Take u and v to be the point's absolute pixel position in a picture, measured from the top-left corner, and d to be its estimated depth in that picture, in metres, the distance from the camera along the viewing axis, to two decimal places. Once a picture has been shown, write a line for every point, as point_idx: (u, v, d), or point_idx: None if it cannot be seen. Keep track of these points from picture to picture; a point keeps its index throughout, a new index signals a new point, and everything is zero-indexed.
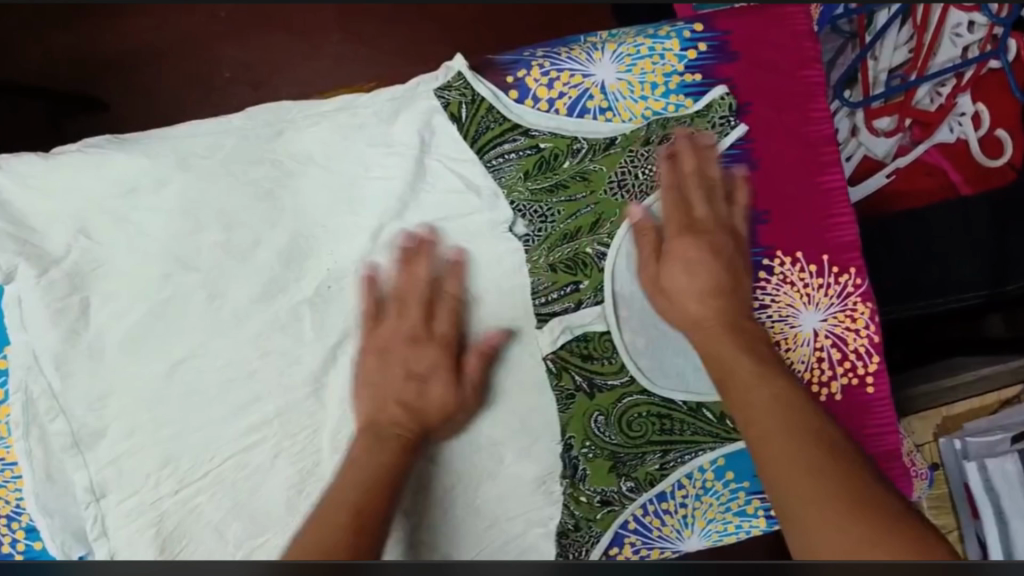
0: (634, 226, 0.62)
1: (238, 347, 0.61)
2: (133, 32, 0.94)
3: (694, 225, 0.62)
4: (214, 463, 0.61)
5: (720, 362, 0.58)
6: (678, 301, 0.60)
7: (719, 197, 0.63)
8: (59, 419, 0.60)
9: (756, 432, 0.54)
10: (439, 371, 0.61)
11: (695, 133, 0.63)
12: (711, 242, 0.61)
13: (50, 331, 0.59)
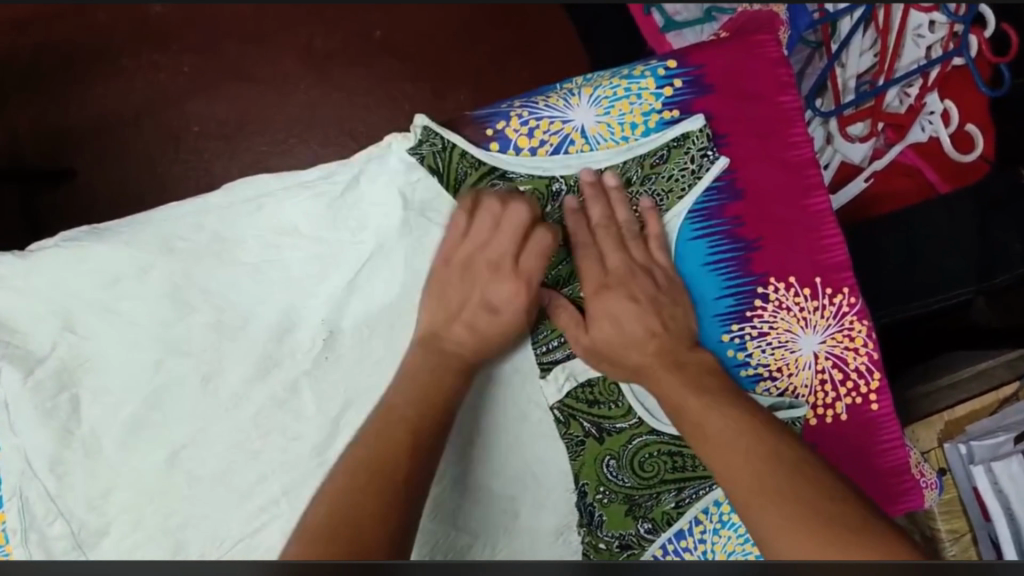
0: (550, 305, 0.62)
1: (238, 428, 0.60)
2: (95, 98, 0.91)
3: (608, 280, 0.63)
4: (223, 550, 0.60)
5: (669, 396, 0.60)
6: (620, 360, 0.62)
7: (629, 238, 0.64)
8: (58, 521, 0.58)
9: (720, 461, 0.56)
10: (511, 304, 0.61)
11: (600, 174, 0.63)
12: (630, 291, 0.62)
13: (43, 433, 0.58)
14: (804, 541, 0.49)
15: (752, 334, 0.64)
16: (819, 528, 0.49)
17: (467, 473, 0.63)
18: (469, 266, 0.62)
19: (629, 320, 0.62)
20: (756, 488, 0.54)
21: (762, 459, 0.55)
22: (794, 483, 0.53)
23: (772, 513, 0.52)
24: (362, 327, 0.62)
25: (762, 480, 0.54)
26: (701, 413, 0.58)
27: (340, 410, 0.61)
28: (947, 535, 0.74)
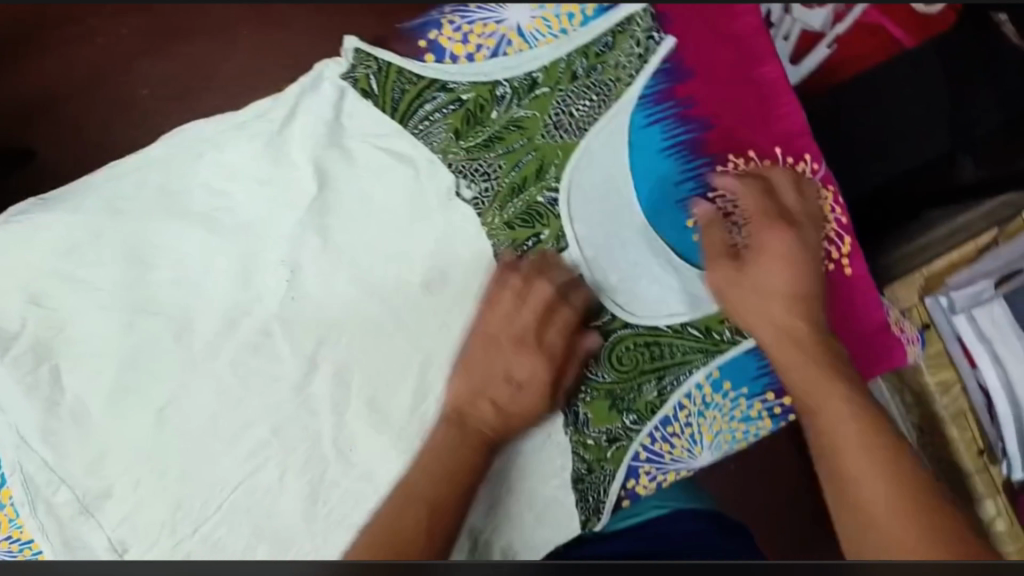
0: (589, 143, 0.61)
1: (217, 377, 0.61)
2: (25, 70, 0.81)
3: (763, 183, 0.62)
4: (226, 494, 0.61)
5: (790, 339, 0.62)
6: (745, 267, 0.62)
7: (760, 166, 0.63)
8: (62, 488, 0.59)
9: (824, 417, 0.60)
10: (536, 382, 0.61)
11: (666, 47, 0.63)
12: (768, 192, 0.62)
13: (30, 409, 0.59)
14: (878, 534, 0.55)
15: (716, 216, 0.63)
16: (912, 530, 0.54)
17: (448, 390, 0.62)
18: (480, 362, 0.62)
19: (778, 251, 0.62)
20: (869, 492, 0.57)
21: (871, 458, 0.58)
22: (891, 495, 0.56)
23: (887, 522, 0.55)
24: (322, 262, 0.61)
25: (854, 455, 0.59)
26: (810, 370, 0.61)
27: (315, 347, 0.61)
28: (936, 386, 0.75)
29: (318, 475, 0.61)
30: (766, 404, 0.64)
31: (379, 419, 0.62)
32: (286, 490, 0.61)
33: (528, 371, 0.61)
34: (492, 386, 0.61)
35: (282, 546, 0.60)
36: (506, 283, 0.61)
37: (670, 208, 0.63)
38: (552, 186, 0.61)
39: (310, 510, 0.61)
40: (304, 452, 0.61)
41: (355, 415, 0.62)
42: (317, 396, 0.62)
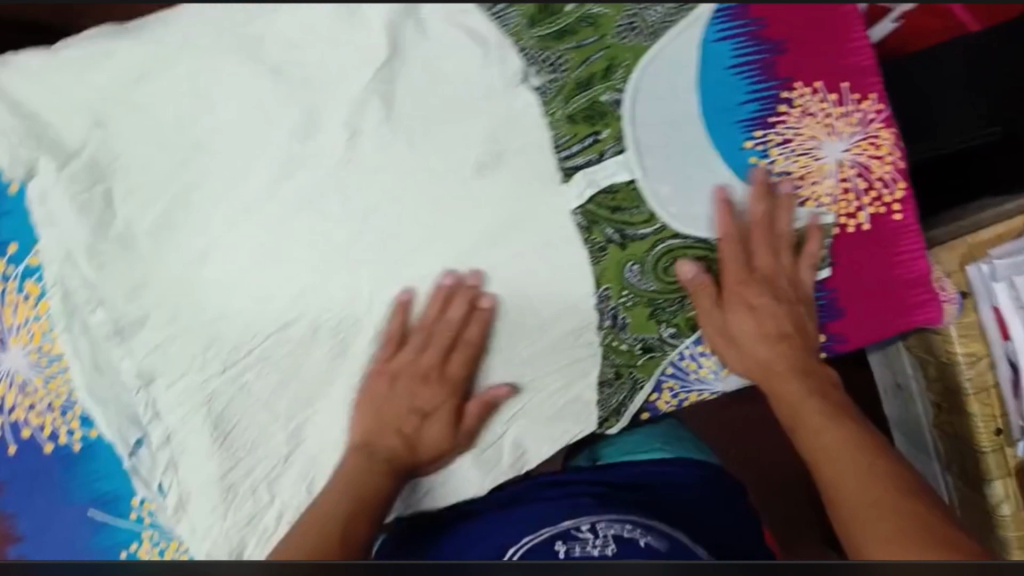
0: (653, 59, 0.61)
1: (266, 226, 0.62)
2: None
3: (754, 275, 0.65)
4: (256, 342, 0.64)
5: (789, 406, 0.65)
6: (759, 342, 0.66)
7: (839, 116, 0.64)
8: (99, 310, 0.61)
9: (829, 470, 0.62)
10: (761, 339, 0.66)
11: None
12: (773, 288, 0.66)
13: (79, 225, 0.60)
14: (895, 548, 0.56)
15: (775, 142, 0.63)
16: (929, 544, 0.55)
17: (490, 273, 0.64)
18: (405, 389, 0.67)
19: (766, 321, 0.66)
20: (844, 466, 0.62)
21: (868, 480, 0.61)
22: (899, 509, 0.58)
23: (863, 510, 0.59)
24: (384, 129, 0.61)
25: (840, 461, 0.62)
26: (798, 399, 0.65)
27: (365, 213, 0.62)
28: (964, 357, 0.74)
29: (349, 337, 0.65)
30: (797, 339, 0.67)
31: (416, 291, 0.64)
32: (317, 347, 0.64)
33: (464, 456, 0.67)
34: (712, 321, 0.66)
35: (306, 397, 0.65)
36: (732, 260, 0.65)
37: (731, 127, 0.63)
38: (617, 88, 0.62)
39: (338, 367, 0.65)
40: (338, 312, 0.64)
41: (390, 282, 0.64)
42: (358, 261, 0.63)
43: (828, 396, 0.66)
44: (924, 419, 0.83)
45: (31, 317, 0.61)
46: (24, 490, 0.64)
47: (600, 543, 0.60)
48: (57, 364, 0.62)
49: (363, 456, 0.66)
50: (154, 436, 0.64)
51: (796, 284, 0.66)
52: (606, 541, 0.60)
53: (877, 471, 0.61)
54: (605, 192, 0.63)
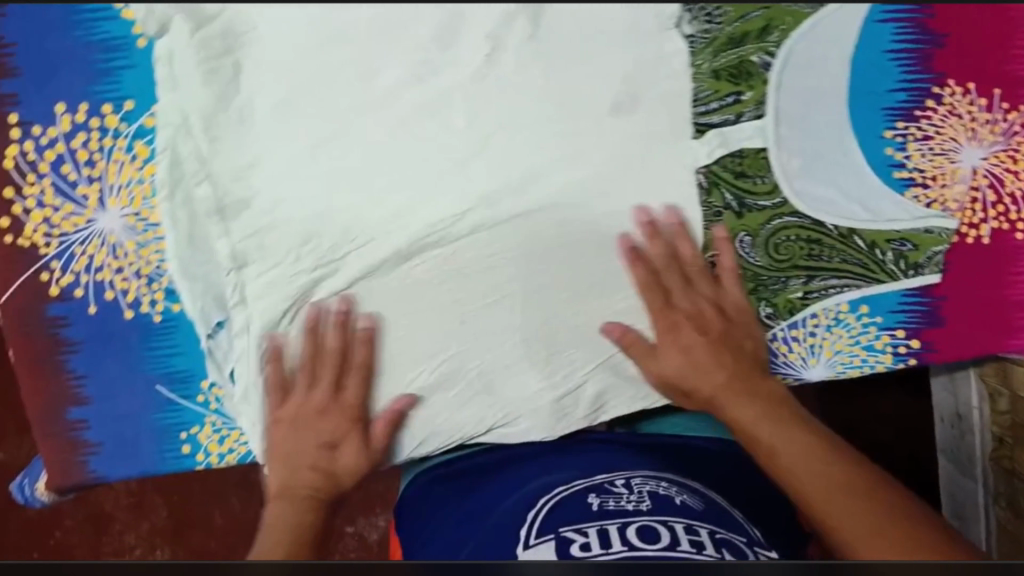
0: (813, 29, 0.59)
1: (386, 128, 0.60)
2: None
3: (672, 310, 0.62)
4: (352, 245, 0.62)
5: (750, 436, 0.60)
6: (699, 372, 0.63)
7: (982, 123, 0.63)
8: (206, 184, 0.60)
9: (801, 500, 0.57)
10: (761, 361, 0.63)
11: None
12: (694, 319, 0.62)
13: (204, 93, 0.58)
14: (880, 544, 0.55)
15: (915, 137, 0.62)
16: (895, 534, 0.55)
17: (603, 218, 0.62)
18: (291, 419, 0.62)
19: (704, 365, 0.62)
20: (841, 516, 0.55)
21: (861, 514, 0.56)
22: (885, 526, 0.56)
23: (880, 550, 0.54)
24: (526, 50, 0.58)
25: (833, 503, 0.56)
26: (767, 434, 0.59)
27: (490, 132, 0.61)
28: None
29: (446, 254, 0.63)
30: (892, 341, 0.66)
31: (523, 220, 0.62)
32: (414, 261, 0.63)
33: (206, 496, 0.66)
34: (658, 363, 0.64)
35: (387, 307, 0.64)
36: (701, 305, 0.62)
37: (877, 113, 0.61)
38: (770, 51, 0.59)
39: (431, 284, 0.64)
40: (442, 227, 0.63)
41: (497, 207, 0.62)
42: (472, 179, 0.62)
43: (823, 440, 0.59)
44: (980, 452, 0.82)
45: (136, 178, 0.60)
46: (96, 355, 0.64)
47: (634, 498, 0.61)
48: (153, 232, 0.61)
49: (284, 504, 0.59)
50: (236, 322, 0.63)
51: (742, 322, 0.63)
52: (641, 496, 0.61)
53: (859, 487, 0.57)
54: (733, 159, 0.62)
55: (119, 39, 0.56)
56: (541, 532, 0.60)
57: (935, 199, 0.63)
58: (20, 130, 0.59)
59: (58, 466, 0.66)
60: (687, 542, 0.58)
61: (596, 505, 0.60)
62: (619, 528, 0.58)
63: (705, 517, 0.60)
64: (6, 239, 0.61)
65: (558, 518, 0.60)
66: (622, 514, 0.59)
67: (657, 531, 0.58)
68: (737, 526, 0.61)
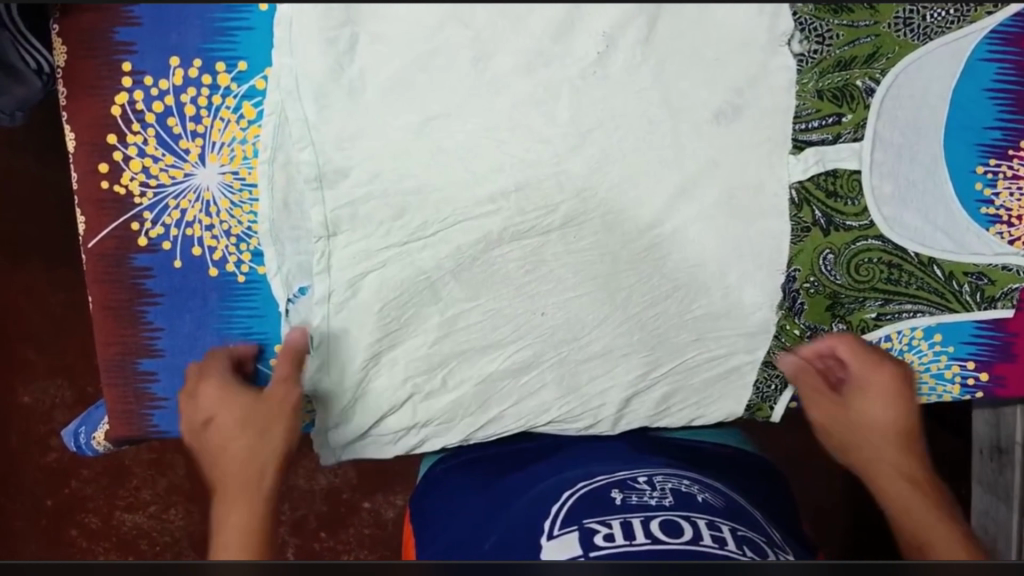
0: (915, 62, 0.61)
1: (491, 113, 0.61)
2: None
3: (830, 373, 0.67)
4: (444, 224, 0.62)
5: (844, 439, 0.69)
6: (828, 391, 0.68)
7: None
8: (308, 150, 0.60)
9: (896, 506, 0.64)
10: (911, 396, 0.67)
11: None
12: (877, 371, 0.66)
13: (319, 60, 0.59)
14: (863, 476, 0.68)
15: (1006, 174, 0.63)
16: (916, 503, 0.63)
17: (693, 223, 0.63)
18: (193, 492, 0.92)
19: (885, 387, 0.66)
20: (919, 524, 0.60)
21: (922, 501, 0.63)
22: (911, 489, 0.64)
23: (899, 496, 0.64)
24: (635, 52, 0.60)
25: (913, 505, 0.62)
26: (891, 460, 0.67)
27: (592, 127, 0.62)
28: None
29: (534, 248, 0.63)
30: (961, 371, 0.67)
31: (613, 218, 0.63)
32: (501, 246, 0.63)
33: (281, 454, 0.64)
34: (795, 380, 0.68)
35: (472, 290, 0.64)
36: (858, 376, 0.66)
37: (969, 148, 0.63)
38: (874, 77, 0.61)
39: (515, 275, 0.64)
40: (533, 218, 0.63)
41: (590, 202, 0.63)
42: (570, 173, 0.62)
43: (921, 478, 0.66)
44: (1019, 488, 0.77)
45: (238, 138, 0.61)
46: (174, 311, 0.63)
47: (657, 494, 0.59)
48: (248, 194, 0.61)
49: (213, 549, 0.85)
50: (318, 290, 0.62)
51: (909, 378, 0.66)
52: (664, 493, 0.60)
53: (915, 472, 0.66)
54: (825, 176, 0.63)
55: None
56: (564, 524, 0.57)
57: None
58: (131, 79, 0.59)
59: (121, 418, 0.65)
60: (710, 537, 0.54)
61: (619, 499, 0.59)
62: (641, 521, 0.56)
63: (726, 516, 0.58)
64: (103, 184, 0.61)
65: (581, 512, 0.58)
66: (643, 509, 0.57)
67: (680, 526, 0.55)
68: (757, 527, 0.58)
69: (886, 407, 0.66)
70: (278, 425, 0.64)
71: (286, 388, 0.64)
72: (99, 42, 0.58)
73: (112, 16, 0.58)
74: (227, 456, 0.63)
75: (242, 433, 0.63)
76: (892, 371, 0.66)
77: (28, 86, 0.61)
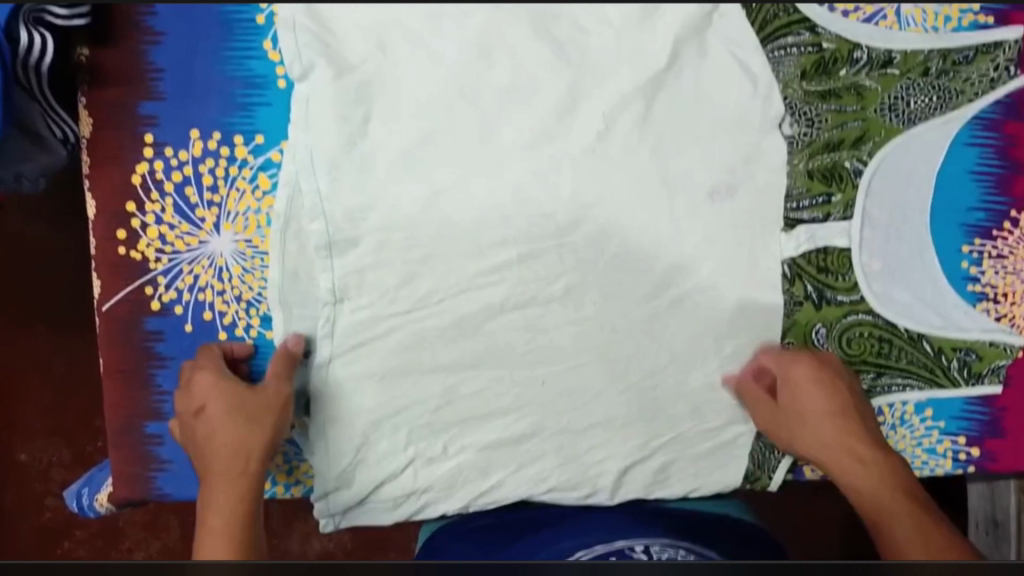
0: (900, 145, 0.64)
1: (497, 187, 0.64)
2: None
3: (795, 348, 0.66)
4: (449, 293, 0.65)
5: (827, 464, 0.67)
6: (810, 411, 0.67)
7: None
8: (319, 220, 0.63)
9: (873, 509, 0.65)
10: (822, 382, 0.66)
11: (976, 75, 0.63)
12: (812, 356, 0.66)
13: (333, 136, 0.62)
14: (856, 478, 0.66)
15: (990, 253, 0.65)
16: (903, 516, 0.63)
17: (689, 295, 0.65)
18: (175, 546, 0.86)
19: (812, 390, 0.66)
20: (900, 539, 0.61)
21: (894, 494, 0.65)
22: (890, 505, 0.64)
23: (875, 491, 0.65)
24: (634, 133, 0.64)
25: (896, 518, 0.63)
26: (863, 483, 0.66)
27: (593, 202, 0.64)
28: None
29: (535, 318, 0.66)
30: (953, 446, 0.68)
31: (613, 290, 0.66)
32: (504, 315, 0.65)
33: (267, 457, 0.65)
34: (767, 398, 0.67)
35: (474, 358, 0.66)
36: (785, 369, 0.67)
37: (954, 228, 0.65)
38: (862, 159, 0.64)
39: (516, 343, 0.66)
40: (535, 288, 0.65)
41: (590, 273, 0.65)
42: (571, 246, 0.65)
43: (920, 516, 0.63)
44: None
45: (253, 207, 0.63)
46: (182, 375, 0.65)
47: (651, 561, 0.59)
48: (261, 260, 0.64)
49: None
50: (319, 353, 0.64)
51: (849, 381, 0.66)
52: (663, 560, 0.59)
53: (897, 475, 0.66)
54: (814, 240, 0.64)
55: (262, 76, 0.62)
56: None
57: (1010, 308, 0.66)
58: (153, 149, 0.62)
59: (125, 478, 0.66)
60: None
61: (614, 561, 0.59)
62: None
63: None
64: (120, 249, 0.63)
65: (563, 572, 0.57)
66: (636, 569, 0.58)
67: None
68: None
69: (816, 397, 0.66)
70: (255, 419, 0.64)
71: (276, 377, 0.64)
72: (123, 114, 0.61)
73: (139, 90, 0.61)
74: (215, 446, 0.63)
75: (230, 422, 0.63)
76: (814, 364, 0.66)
77: (51, 154, 0.61)
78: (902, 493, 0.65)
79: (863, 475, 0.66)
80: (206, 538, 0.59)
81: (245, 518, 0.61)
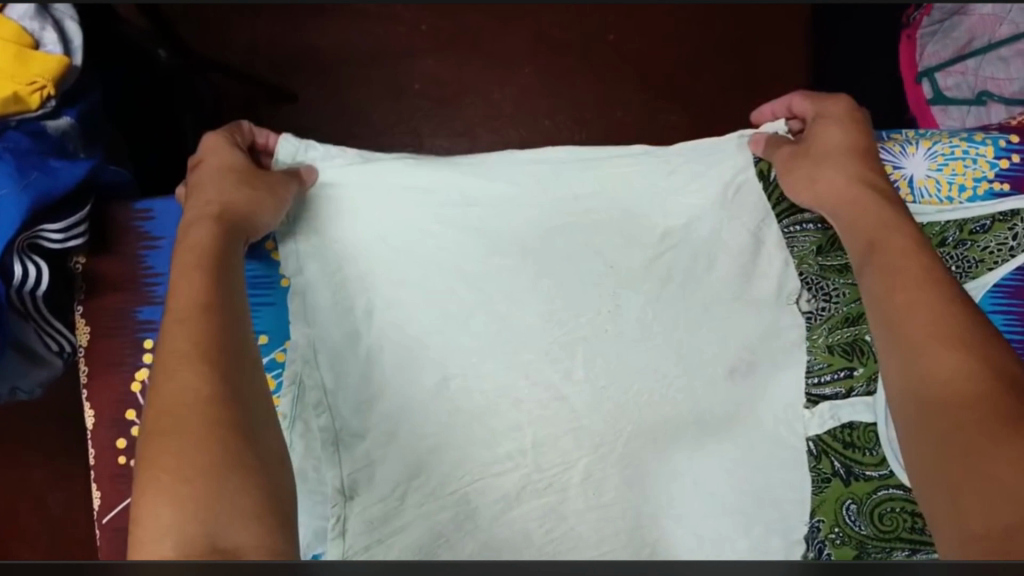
0: None
1: (509, 370, 0.63)
2: (339, 37, 1.06)
3: (831, 125, 0.64)
4: (462, 482, 0.62)
5: (906, 300, 0.52)
6: (823, 193, 0.61)
7: None
8: (325, 415, 0.62)
9: (942, 402, 0.46)
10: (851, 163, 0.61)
11: (995, 242, 0.63)
12: (850, 139, 0.63)
13: (335, 330, 0.63)
14: (939, 366, 0.47)
15: None
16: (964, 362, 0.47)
17: (710, 474, 0.63)
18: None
19: (834, 147, 0.62)
20: (947, 380, 0.46)
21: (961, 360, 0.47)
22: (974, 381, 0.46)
23: (957, 393, 0.45)
24: (646, 311, 0.64)
25: (968, 393, 0.45)
26: (914, 281, 0.52)
27: (608, 382, 0.63)
28: None
29: (554, 503, 0.62)
30: None
31: (633, 471, 0.63)
32: (521, 503, 0.62)
33: (222, 239, 0.56)
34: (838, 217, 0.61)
35: (492, 552, 0.60)
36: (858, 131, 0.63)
37: None
38: None
39: (534, 532, 0.61)
40: (551, 474, 0.62)
41: (608, 452, 0.63)
42: (587, 428, 0.63)
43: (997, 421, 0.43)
44: None
45: None
46: None
47: None
48: None
49: None
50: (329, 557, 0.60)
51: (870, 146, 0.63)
52: None
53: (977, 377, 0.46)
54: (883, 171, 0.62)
55: (265, 279, 0.65)
56: None
57: None
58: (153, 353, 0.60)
59: None
60: None
61: None
62: None
63: None
64: (121, 458, 0.60)
65: None
66: None
67: None
68: None
69: (830, 188, 0.61)
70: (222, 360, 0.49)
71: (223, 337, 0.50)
72: (121, 321, 0.61)
73: (137, 295, 0.61)
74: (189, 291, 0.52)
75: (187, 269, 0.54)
76: (858, 133, 0.63)
77: (50, 367, 0.59)
78: (970, 399, 0.45)
79: (916, 368, 0.48)
80: (167, 419, 0.45)
81: (208, 402, 0.46)
